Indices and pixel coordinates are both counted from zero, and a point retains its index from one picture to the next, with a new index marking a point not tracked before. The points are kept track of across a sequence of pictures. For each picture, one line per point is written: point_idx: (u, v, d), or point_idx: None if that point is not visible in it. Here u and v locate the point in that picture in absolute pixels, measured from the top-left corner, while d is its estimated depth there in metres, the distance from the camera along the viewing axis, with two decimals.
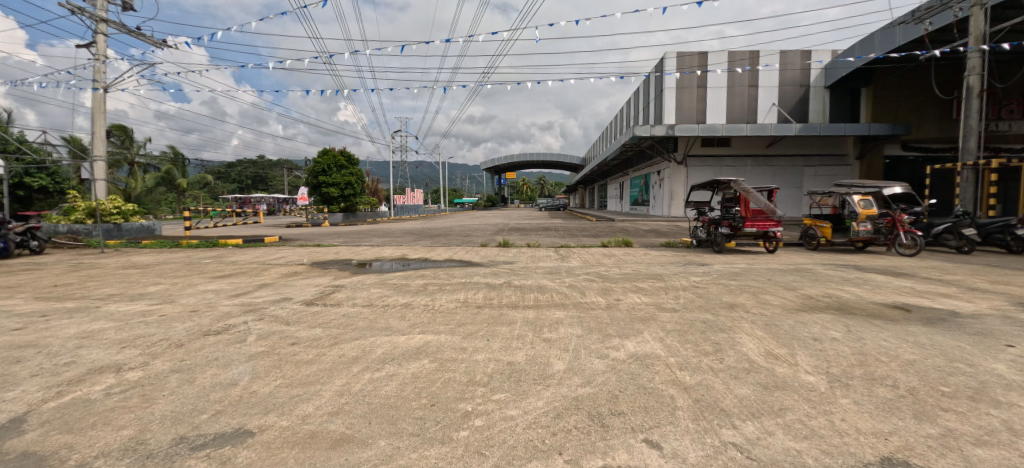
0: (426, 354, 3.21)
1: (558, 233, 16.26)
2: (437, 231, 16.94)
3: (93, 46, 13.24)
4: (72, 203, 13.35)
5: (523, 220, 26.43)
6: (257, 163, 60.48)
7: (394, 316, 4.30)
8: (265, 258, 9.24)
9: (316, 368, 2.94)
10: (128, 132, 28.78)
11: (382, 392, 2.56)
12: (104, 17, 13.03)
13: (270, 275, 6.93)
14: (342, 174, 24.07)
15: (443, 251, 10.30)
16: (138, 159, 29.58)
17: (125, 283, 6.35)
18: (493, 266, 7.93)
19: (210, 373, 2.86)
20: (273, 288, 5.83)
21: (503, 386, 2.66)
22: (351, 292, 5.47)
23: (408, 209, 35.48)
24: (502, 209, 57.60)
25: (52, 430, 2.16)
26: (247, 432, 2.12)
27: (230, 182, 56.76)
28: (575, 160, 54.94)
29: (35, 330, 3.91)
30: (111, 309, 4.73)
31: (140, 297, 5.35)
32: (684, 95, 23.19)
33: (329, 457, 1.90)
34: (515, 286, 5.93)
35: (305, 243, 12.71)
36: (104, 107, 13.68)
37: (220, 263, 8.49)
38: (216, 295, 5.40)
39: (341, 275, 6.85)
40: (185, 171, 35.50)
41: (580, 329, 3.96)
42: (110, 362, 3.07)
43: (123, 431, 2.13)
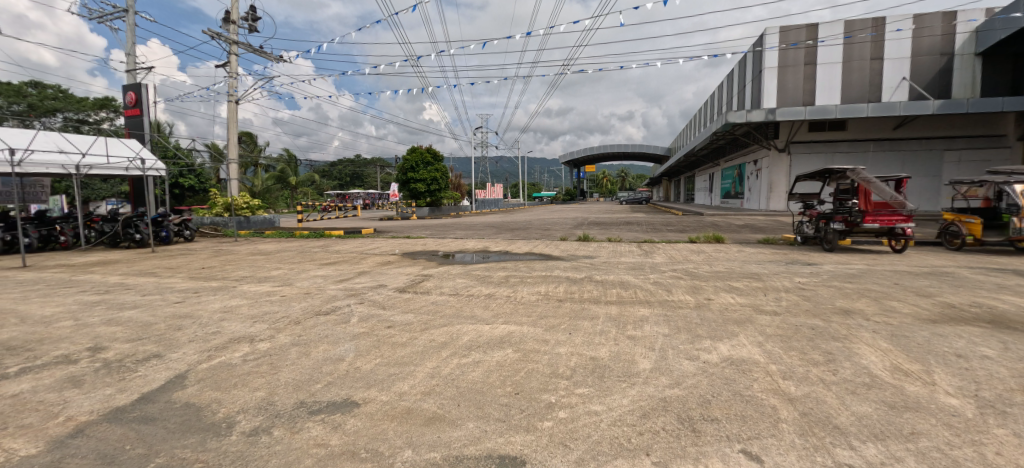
0: (510, 344, 3.29)
1: (640, 227, 15.61)
2: (516, 225, 17.20)
3: (228, 65, 15.50)
4: (213, 199, 15.81)
5: (604, 213, 25.81)
6: (355, 162, 66.31)
7: (478, 306, 4.47)
8: (363, 248, 10.13)
9: (409, 350, 3.17)
10: (252, 137, 33.37)
11: (469, 377, 2.68)
12: (235, 40, 15.19)
13: (368, 263, 7.62)
14: (429, 170, 25.43)
15: (523, 244, 10.46)
16: (261, 160, 34.09)
17: (254, 267, 7.41)
18: (573, 260, 7.88)
19: (322, 348, 3.23)
20: (370, 275, 6.37)
21: (586, 381, 2.64)
22: (439, 281, 5.78)
23: (487, 204, 36.53)
24: (582, 203, 56.61)
25: (206, 386, 2.60)
26: (353, 403, 2.36)
27: (333, 179, 63.27)
28: (660, 150, 52.02)
29: (190, 304, 4.73)
30: (245, 288, 5.55)
31: (266, 279, 6.20)
32: (788, 74, 20.76)
33: (423, 432, 2.05)
34: (596, 281, 5.82)
35: (397, 235, 13.73)
36: (237, 117, 15.99)
37: (327, 252, 9.49)
38: (324, 279, 6.07)
39: (429, 265, 7.32)
40: (297, 170, 40.06)
41: (667, 328, 3.76)
42: (245, 334, 3.61)
43: (257, 393, 2.49)
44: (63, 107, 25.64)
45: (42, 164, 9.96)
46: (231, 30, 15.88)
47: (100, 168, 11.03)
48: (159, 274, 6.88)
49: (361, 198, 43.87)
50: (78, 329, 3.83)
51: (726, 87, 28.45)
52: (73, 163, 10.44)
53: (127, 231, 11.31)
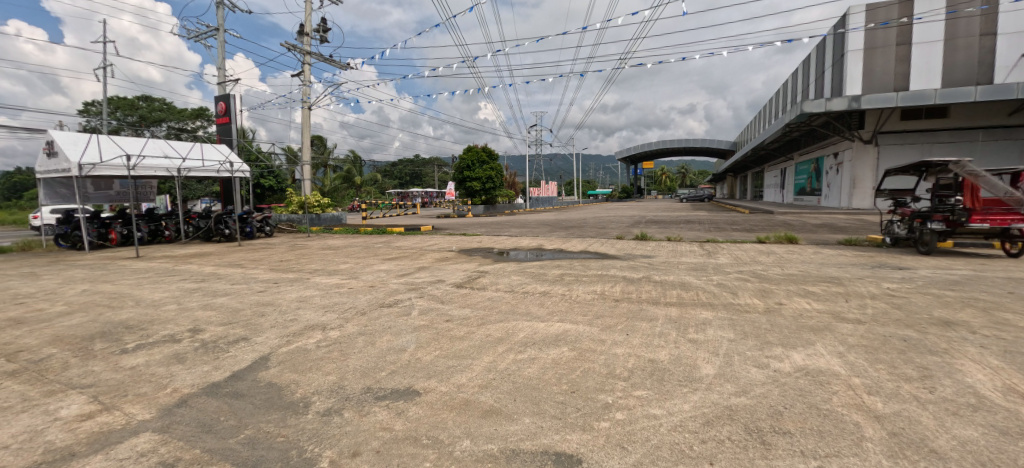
0: (565, 342, 3.28)
1: (703, 226, 14.84)
2: (570, 223, 17.02)
3: (302, 74, 16.76)
4: (289, 198, 17.19)
5: (662, 211, 24.81)
6: (414, 161, 69.07)
7: (534, 303, 4.50)
8: (422, 244, 10.54)
9: (467, 343, 3.27)
10: (322, 140, 35.85)
11: (525, 373, 2.70)
12: (308, 51, 16.37)
13: (427, 259, 7.93)
14: (484, 169, 25.87)
15: (578, 242, 10.36)
16: (330, 162, 36.54)
17: (325, 261, 7.98)
18: (630, 259, 7.67)
19: (386, 338, 3.41)
20: (429, 270, 6.62)
21: (644, 383, 2.57)
22: (494, 278, 5.89)
23: (541, 201, 36.53)
24: (639, 201, 54.83)
25: (286, 368, 2.86)
26: (414, 392, 2.47)
27: (393, 179, 66.35)
28: (726, 144, 49.02)
29: (271, 293, 5.20)
30: (317, 280, 5.99)
31: (335, 272, 6.65)
32: (875, 57, 18.70)
33: (481, 424, 2.10)
34: (655, 281, 5.62)
35: (454, 232, 14.12)
36: (310, 121, 17.25)
37: (389, 248, 9.99)
38: (387, 274, 6.40)
39: (484, 262, 7.47)
40: (362, 171, 42.45)
41: (733, 333, 3.55)
42: (318, 322, 3.91)
43: (329, 377, 2.69)
44: (167, 117, 29.19)
45: (152, 167, 11.42)
46: (305, 41, 17.15)
47: (197, 170, 12.43)
48: (245, 265, 7.62)
49: (420, 197, 45.58)
50: (180, 312, 4.36)
51: (801, 74, 26.21)
52: (175, 166, 11.85)
53: (218, 227, 12.66)
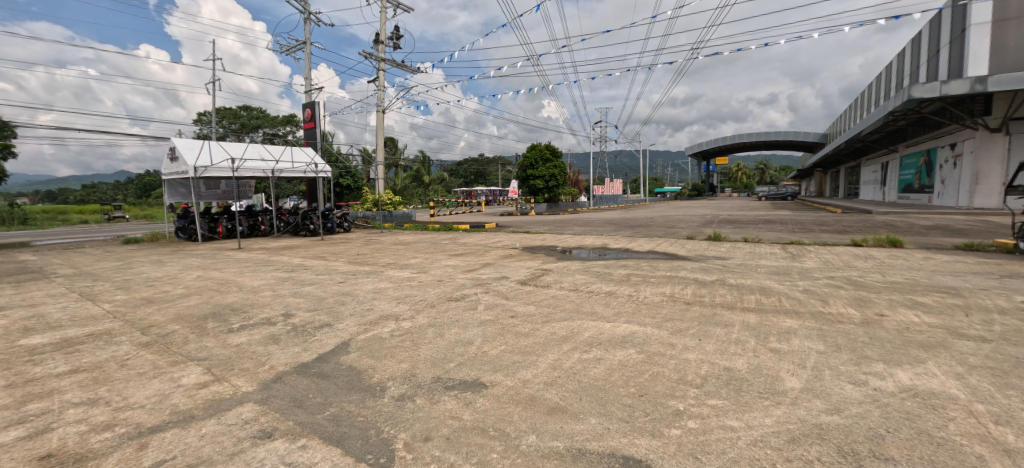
0: (632, 344, 3.19)
1: (786, 227, 13.61)
2: (636, 222, 16.46)
3: (377, 80, 17.84)
4: (365, 196, 18.41)
5: (738, 211, 23.10)
6: (478, 160, 70.64)
7: (599, 303, 4.41)
8: (487, 241, 10.78)
9: (532, 340, 3.29)
10: (394, 142, 37.93)
11: (591, 373, 2.66)
12: (382, 58, 17.39)
13: (492, 256, 8.09)
14: (548, 167, 25.80)
15: (645, 242, 9.99)
16: (401, 162, 38.55)
17: (397, 255, 8.44)
18: (702, 260, 7.26)
19: (454, 331, 3.54)
20: (494, 267, 6.76)
21: (718, 392, 2.42)
22: (558, 276, 5.86)
23: (605, 200, 35.69)
24: (711, 199, 51.62)
25: (365, 353, 3.07)
26: (481, 384, 2.54)
27: (459, 177, 68.42)
28: (814, 137, 44.49)
29: (350, 284, 5.61)
30: (390, 273, 6.37)
31: (407, 266, 7.02)
32: (1008, 30, 15.91)
33: (547, 421, 2.11)
34: (730, 285, 5.27)
35: (517, 229, 14.25)
36: (384, 124, 18.31)
37: (455, 244, 10.33)
38: (454, 269, 6.63)
39: (548, 260, 7.47)
40: (430, 170, 44.26)
41: (823, 345, 3.23)
42: (392, 313, 4.15)
43: (402, 364, 2.85)
44: (263, 124, 32.61)
45: (251, 169, 12.80)
46: (380, 49, 18.24)
47: (288, 170, 13.72)
48: (327, 257, 8.31)
49: (484, 195, 46.54)
50: (274, 298, 4.86)
51: (908, 56, 23.05)
52: (270, 168, 13.17)
53: (305, 223, 13.92)
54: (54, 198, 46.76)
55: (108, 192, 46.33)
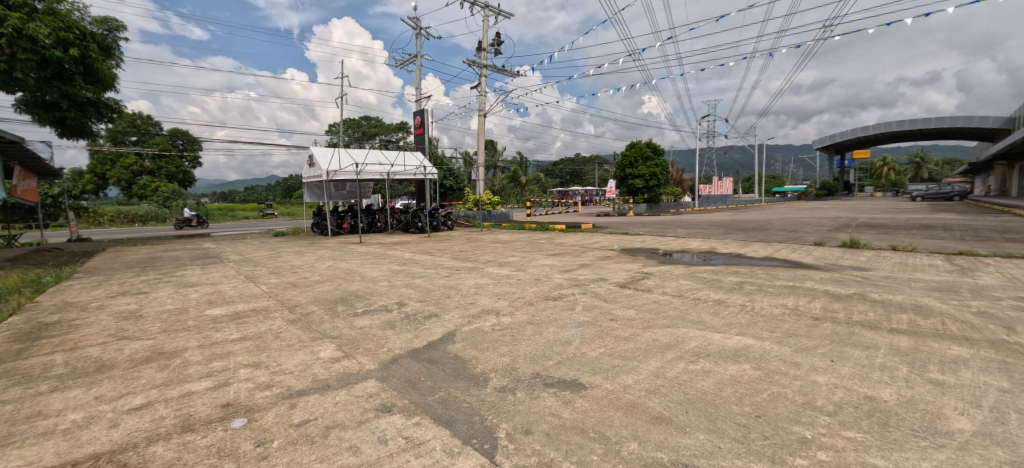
0: (747, 359, 2.91)
1: (951, 234, 11.19)
2: (750, 225, 14.89)
3: (479, 86, 18.73)
4: (467, 196, 19.46)
5: (885, 213, 19.50)
6: (574, 160, 70.12)
7: (706, 311, 4.11)
8: (583, 242, 10.68)
9: (633, 345, 3.19)
10: (493, 144, 39.44)
11: (699, 386, 2.50)
12: (484, 64, 18.19)
13: (589, 257, 8.00)
14: (648, 166, 24.54)
15: (761, 247, 9.02)
16: (499, 163, 39.96)
17: (496, 253, 8.80)
18: (833, 270, 6.33)
19: (553, 330, 3.59)
20: (591, 268, 6.68)
21: (857, 424, 2.10)
22: (660, 281, 5.58)
23: (713, 200, 32.86)
24: (845, 200, 44.58)
25: (468, 344, 3.27)
26: (580, 385, 2.54)
27: (555, 177, 68.68)
28: (995, 123, 35.79)
29: (454, 278, 6.01)
30: (490, 270, 6.66)
31: (505, 264, 7.28)
32: None
33: (649, 430, 2.03)
34: (871, 300, 4.51)
35: (614, 231, 13.81)
36: (485, 127, 19.13)
37: (552, 244, 10.43)
38: (551, 268, 6.70)
39: (648, 263, 7.15)
40: (527, 170, 45.14)
41: (1006, 381, 2.60)
42: (492, 308, 4.34)
43: (503, 358, 2.97)
44: (380, 131, 36.37)
45: (371, 172, 14.33)
46: (482, 56, 19.10)
47: (401, 173, 15.03)
48: (433, 253, 8.97)
49: (579, 195, 46.05)
50: (391, 288, 5.41)
51: None
52: (386, 171, 14.62)
53: (414, 221, 15.19)
54: (226, 198, 57.55)
55: (262, 193, 55.61)
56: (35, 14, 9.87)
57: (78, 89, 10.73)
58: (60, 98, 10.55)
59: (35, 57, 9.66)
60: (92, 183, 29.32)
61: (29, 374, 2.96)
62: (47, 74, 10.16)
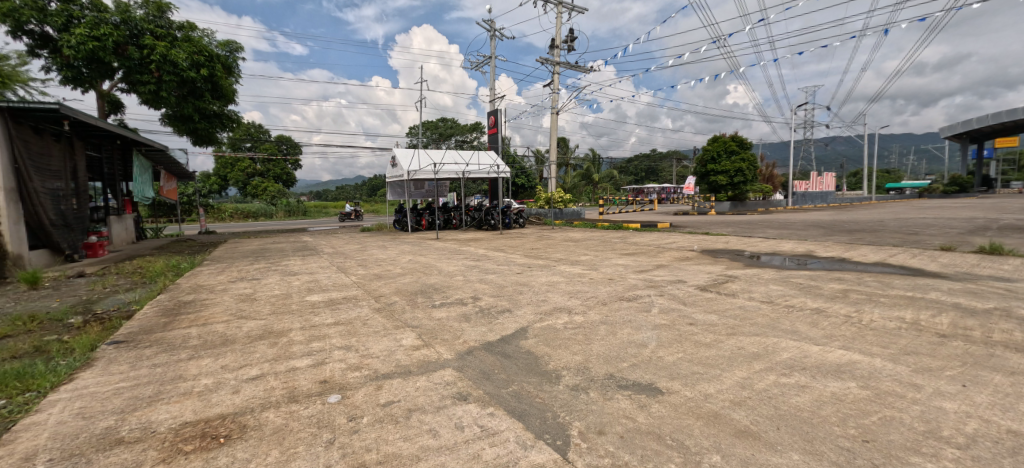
0: (852, 376, 2.59)
1: None
2: (856, 226, 13.19)
3: (551, 83, 18.68)
4: (538, 195, 19.55)
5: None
6: (650, 156, 67.22)
7: (802, 320, 3.72)
8: (660, 241, 10.21)
9: (715, 352, 3.00)
10: (565, 142, 39.12)
11: (792, 402, 2.28)
12: (557, 61, 18.09)
13: (666, 257, 7.64)
14: (733, 161, 22.60)
15: (871, 251, 7.95)
16: (571, 161, 39.55)
17: (568, 251, 8.74)
18: (967, 280, 5.39)
19: (627, 331, 3.49)
20: (668, 269, 6.37)
21: (997, 461, 1.78)
22: (747, 285, 5.16)
23: (810, 198, 29.54)
24: (984, 197, 37.63)
25: (540, 341, 3.29)
26: (657, 390, 2.44)
27: (629, 174, 66.42)
28: None
29: (526, 275, 6.08)
30: (562, 268, 6.63)
31: (577, 262, 7.20)
32: None
33: (734, 444, 1.90)
34: (1019, 318, 3.78)
35: (694, 230, 13.04)
36: (558, 125, 19.03)
37: (626, 243, 10.11)
38: (625, 268, 6.50)
39: (733, 265, 6.65)
40: (599, 168, 44.17)
41: None
42: (564, 306, 4.33)
43: (576, 356, 2.96)
44: (456, 132, 37.82)
45: (447, 171, 14.97)
46: (555, 53, 19.01)
47: (475, 172, 15.48)
48: (506, 250, 9.16)
49: (655, 193, 44.10)
50: (466, 282, 5.62)
51: None
52: (462, 170, 15.16)
53: (487, 218, 15.62)
54: (320, 197, 63.69)
55: (351, 192, 60.67)
56: (175, 42, 11.75)
57: (207, 103, 12.54)
58: (194, 112, 12.37)
59: (174, 78, 11.54)
60: (217, 184, 34.05)
61: (174, 343, 3.54)
62: (184, 92, 12.00)
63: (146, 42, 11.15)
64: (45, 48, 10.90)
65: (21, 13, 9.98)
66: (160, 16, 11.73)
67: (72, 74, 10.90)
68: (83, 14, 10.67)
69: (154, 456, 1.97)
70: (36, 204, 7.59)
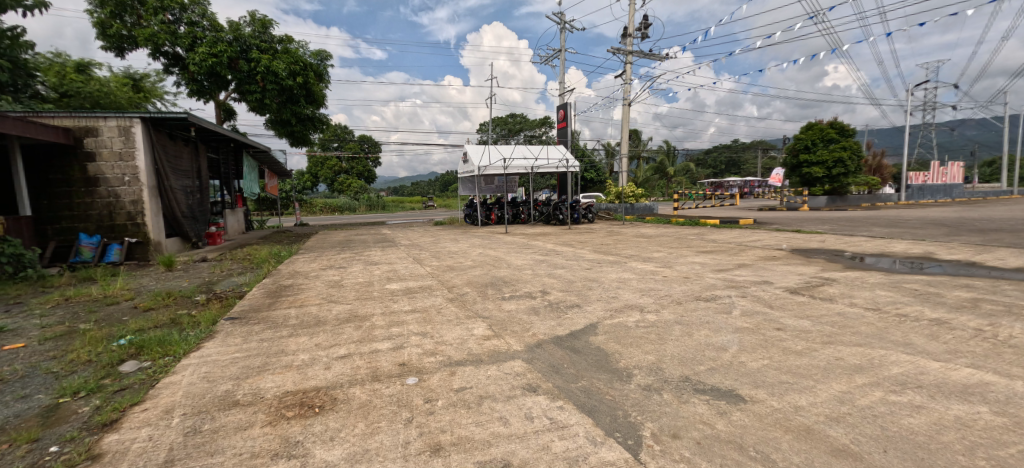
0: (985, 400, 2.22)
1: None
2: (991, 224, 11.19)
3: (624, 74, 18.02)
4: (608, 189, 19.06)
5: None
6: (731, 147, 62.44)
7: (917, 332, 3.25)
8: (742, 239, 9.46)
9: (808, 361, 2.73)
10: (637, 134, 37.65)
11: (903, 423, 2.01)
12: (630, 50, 17.41)
13: (749, 256, 7.07)
14: (831, 150, 20.07)
15: (1011, 255, 6.69)
16: (643, 154, 37.98)
17: (639, 248, 8.44)
18: None
19: (704, 333, 3.29)
20: (752, 269, 5.89)
21: None
22: (847, 289, 4.62)
23: (929, 191, 25.54)
24: None
25: (610, 338, 3.23)
26: (739, 397, 2.28)
27: (707, 167, 62.27)
28: None
29: (595, 271, 5.98)
30: (633, 265, 6.42)
31: (650, 259, 6.92)
32: None
33: (828, 463, 1.73)
34: None
35: (782, 228, 11.90)
36: (630, 117, 18.34)
37: (703, 240, 9.51)
38: (703, 267, 6.12)
39: (830, 267, 5.98)
40: (674, 161, 41.93)
41: None
42: (635, 304, 4.20)
43: (648, 356, 2.86)
44: (525, 127, 38.05)
45: (517, 166, 15.14)
46: (627, 43, 18.31)
47: (544, 167, 15.47)
48: (575, 245, 9.06)
49: (737, 187, 40.92)
50: (535, 276, 5.66)
51: None
52: (531, 165, 15.23)
53: (556, 213, 15.58)
54: (398, 192, 67.66)
55: (425, 187, 63.71)
56: (277, 54, 13.08)
57: (301, 108, 13.86)
58: (291, 117, 13.75)
59: (275, 87, 12.90)
60: (309, 180, 37.51)
61: (277, 321, 3.99)
62: (283, 99, 13.36)
63: (253, 56, 12.56)
64: (177, 66, 12.76)
65: (159, 37, 11.73)
66: (265, 32, 13.10)
67: (196, 87, 12.64)
68: (204, 35, 12.29)
69: (263, 419, 2.25)
70: (171, 199, 8.93)
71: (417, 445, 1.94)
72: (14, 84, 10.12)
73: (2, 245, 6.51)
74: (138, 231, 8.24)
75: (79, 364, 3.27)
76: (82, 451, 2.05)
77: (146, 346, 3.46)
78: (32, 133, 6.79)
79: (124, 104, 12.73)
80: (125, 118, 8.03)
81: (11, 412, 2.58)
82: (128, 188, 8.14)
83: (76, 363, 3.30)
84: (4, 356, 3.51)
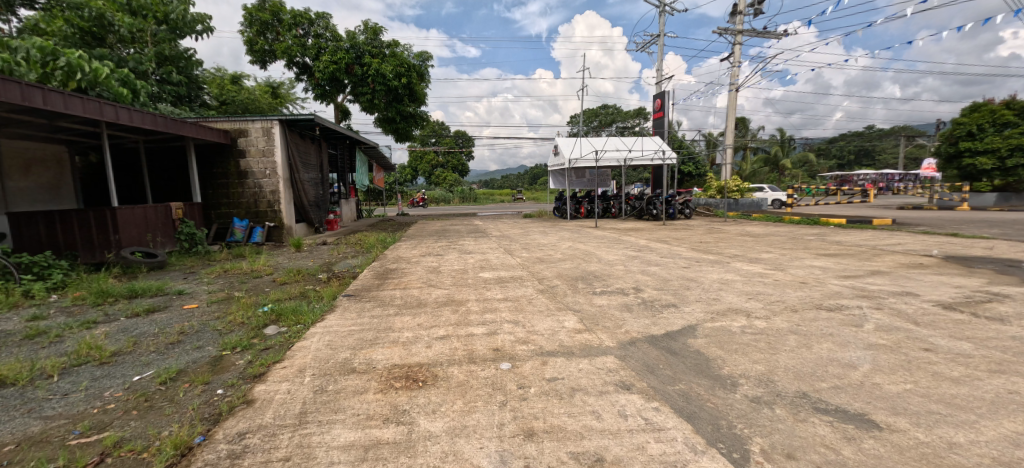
0: None
1: None
2: None
3: (731, 56, 16.44)
4: (709, 183, 17.65)
5: None
6: (864, 134, 53.59)
7: None
8: (877, 242, 8.12)
9: (968, 391, 2.27)
10: (745, 122, 34.18)
11: None
12: (740, 30, 15.81)
13: (886, 262, 6.05)
14: (1007, 135, 15.90)
15: None
16: (752, 144, 34.39)
17: (746, 247, 7.70)
18: None
19: (827, 346, 2.91)
20: (890, 277, 5.04)
21: None
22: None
23: None
24: None
25: (711, 342, 3.01)
26: (873, 422, 1.99)
27: (831, 159, 54.34)
28: None
29: (693, 270, 5.60)
30: (738, 265, 5.89)
31: (758, 260, 6.28)
32: None
33: None
34: None
35: (931, 230, 9.98)
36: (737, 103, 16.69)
37: (825, 242, 8.35)
38: (824, 272, 5.39)
39: (1001, 279, 4.88)
40: (789, 152, 37.34)
41: None
42: (741, 308, 3.85)
43: (757, 366, 2.61)
44: (617, 119, 36.77)
45: (609, 158, 14.73)
46: (737, 21, 16.63)
47: (637, 159, 14.81)
48: (670, 242, 8.56)
49: (869, 181, 35.12)
50: (627, 272, 5.49)
51: None
52: (624, 157, 14.70)
53: (649, 207, 14.91)
54: (489, 185, 69.98)
55: (515, 180, 65.01)
56: (385, 58, 14.24)
57: (404, 106, 14.97)
58: (396, 115, 14.95)
59: (383, 88, 14.12)
60: (409, 174, 40.43)
61: (385, 301, 4.41)
62: (390, 99, 14.58)
63: (365, 61, 13.86)
64: (305, 74, 14.58)
65: (292, 49, 13.50)
66: (375, 38, 14.31)
67: (320, 91, 14.33)
68: (327, 45, 13.85)
69: (377, 386, 2.51)
70: (300, 189, 10.30)
71: (511, 428, 2.02)
72: (189, 96, 12.41)
73: (182, 226, 8.08)
74: (276, 216, 9.65)
75: (236, 325, 3.96)
76: (241, 395, 2.49)
77: (284, 314, 4.06)
78: (202, 135, 8.30)
79: (266, 109, 14.94)
80: (267, 120, 9.36)
81: (191, 358, 3.23)
82: (269, 180, 9.55)
83: (233, 323, 4.01)
84: (185, 314, 4.40)
